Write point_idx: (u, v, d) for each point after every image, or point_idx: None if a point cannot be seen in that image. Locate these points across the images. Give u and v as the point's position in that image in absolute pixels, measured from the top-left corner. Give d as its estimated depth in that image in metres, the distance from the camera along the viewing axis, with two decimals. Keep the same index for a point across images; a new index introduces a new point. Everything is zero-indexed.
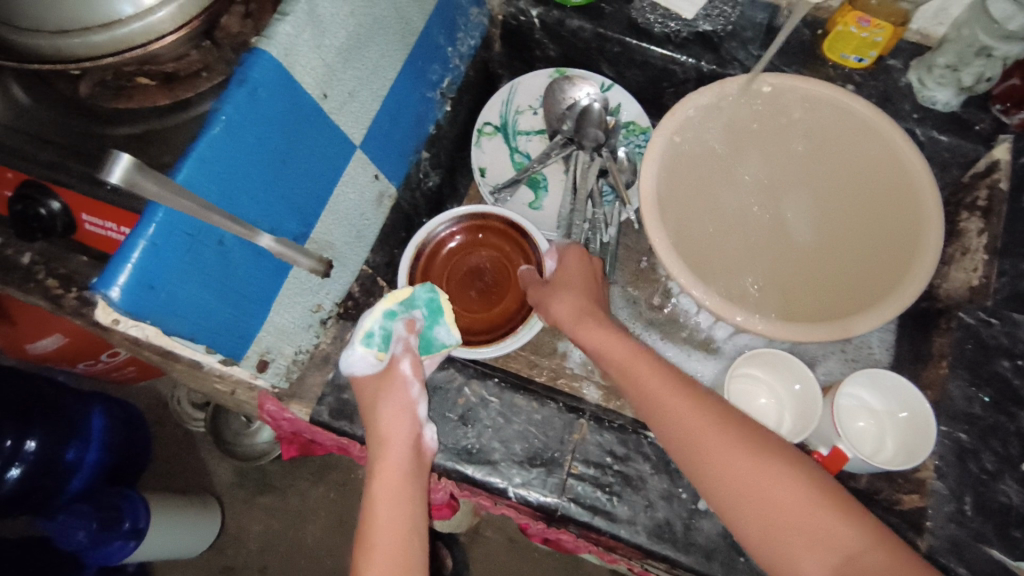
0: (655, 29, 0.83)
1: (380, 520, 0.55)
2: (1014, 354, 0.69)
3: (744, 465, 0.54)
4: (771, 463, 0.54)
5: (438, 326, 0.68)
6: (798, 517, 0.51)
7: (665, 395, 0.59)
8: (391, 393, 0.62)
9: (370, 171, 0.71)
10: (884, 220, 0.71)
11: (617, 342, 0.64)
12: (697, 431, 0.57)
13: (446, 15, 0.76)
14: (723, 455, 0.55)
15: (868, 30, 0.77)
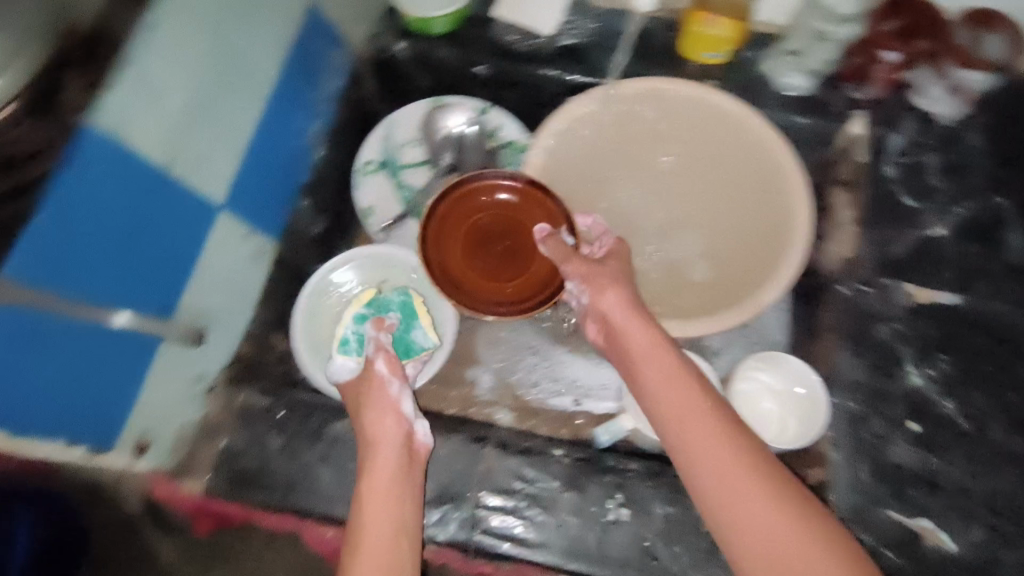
0: (520, 49, 0.85)
1: (369, 529, 0.52)
2: (890, 318, 0.73)
3: (703, 428, 0.53)
4: (727, 430, 0.53)
5: (412, 329, 0.72)
6: (776, 536, 0.46)
7: (671, 390, 0.56)
8: (377, 397, 0.62)
9: (240, 231, 0.70)
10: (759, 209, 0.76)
11: (647, 330, 0.60)
12: (675, 395, 0.56)
13: (303, 60, 0.75)
14: (690, 416, 0.54)
15: (717, 27, 0.79)
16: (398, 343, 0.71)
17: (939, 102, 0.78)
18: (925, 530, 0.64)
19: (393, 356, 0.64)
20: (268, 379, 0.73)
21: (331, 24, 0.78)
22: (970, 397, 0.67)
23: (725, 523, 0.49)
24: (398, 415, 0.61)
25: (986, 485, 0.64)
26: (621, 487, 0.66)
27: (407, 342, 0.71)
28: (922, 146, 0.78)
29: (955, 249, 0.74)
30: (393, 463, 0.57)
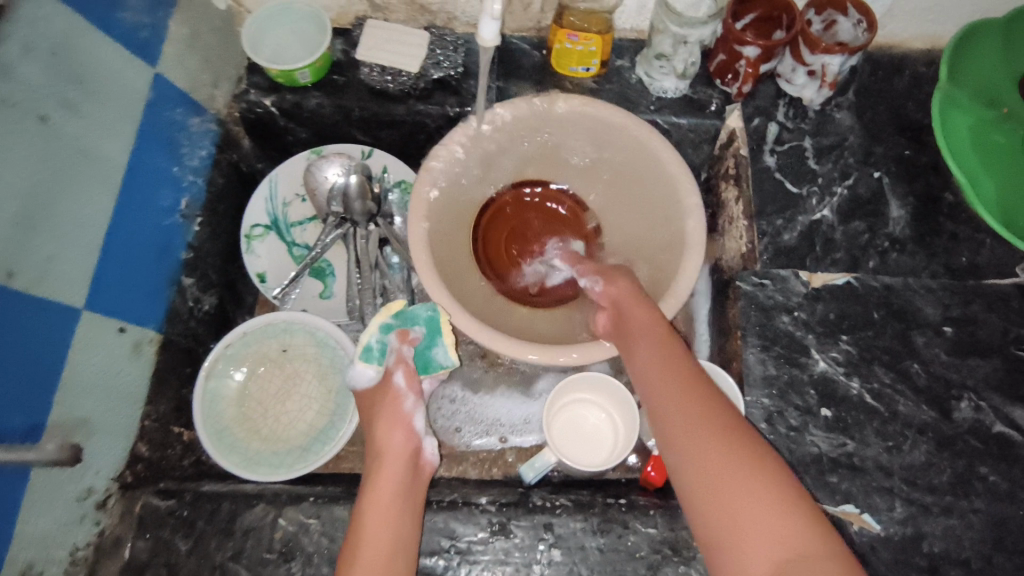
0: (390, 88, 0.83)
1: (369, 532, 0.57)
2: (791, 308, 0.72)
3: (675, 394, 0.58)
4: (697, 390, 0.58)
5: (435, 346, 0.70)
6: (744, 502, 0.50)
7: (653, 368, 0.61)
8: (391, 412, 0.67)
9: (111, 327, 0.65)
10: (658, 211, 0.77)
11: (642, 310, 0.66)
12: (650, 362, 0.62)
13: (159, 135, 0.71)
14: (662, 380, 0.60)
15: (581, 43, 0.80)
16: (420, 359, 0.70)
17: (806, 87, 0.80)
18: (847, 515, 0.64)
19: (410, 370, 0.69)
20: (172, 476, 0.70)
21: (185, 91, 0.74)
22: (873, 373, 0.69)
23: (700, 492, 0.52)
24: (406, 429, 0.66)
25: (900, 460, 0.66)
26: (550, 526, 0.65)
27: (426, 357, 0.71)
28: (797, 131, 0.81)
29: (841, 230, 0.76)
30: (398, 472, 0.62)
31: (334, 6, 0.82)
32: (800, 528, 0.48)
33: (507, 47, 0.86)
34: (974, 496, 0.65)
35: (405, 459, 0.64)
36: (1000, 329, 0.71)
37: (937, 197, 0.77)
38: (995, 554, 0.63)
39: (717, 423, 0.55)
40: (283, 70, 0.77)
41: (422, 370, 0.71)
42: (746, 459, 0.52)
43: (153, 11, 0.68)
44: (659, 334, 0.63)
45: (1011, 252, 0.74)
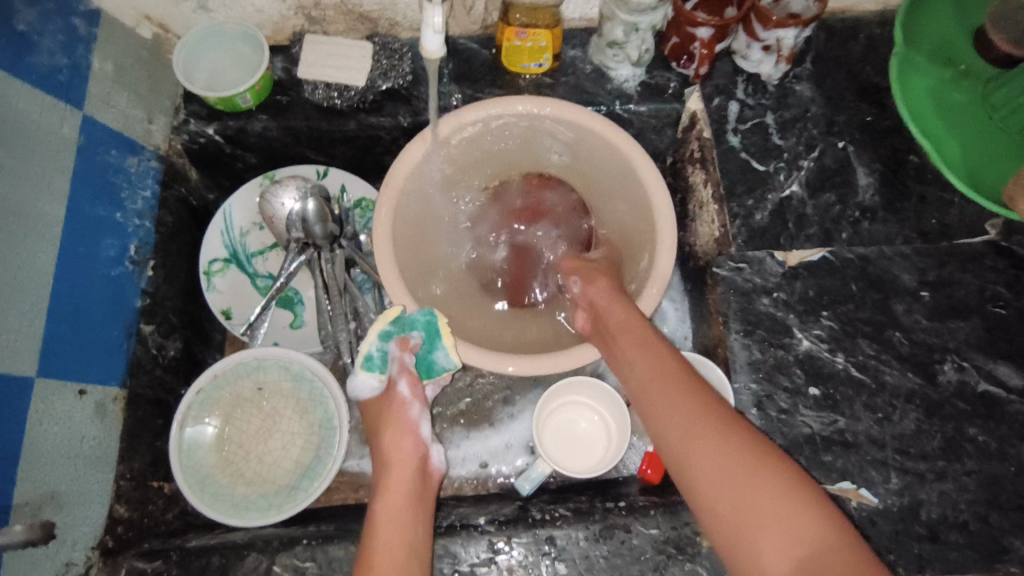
0: (338, 104, 0.79)
1: (384, 542, 0.57)
2: (770, 290, 0.72)
3: (670, 397, 0.57)
4: (693, 391, 0.57)
5: (437, 350, 0.67)
6: (764, 504, 0.50)
7: (642, 366, 0.60)
8: (398, 419, 0.67)
9: (70, 390, 0.62)
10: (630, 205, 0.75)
11: (620, 307, 0.65)
12: (638, 363, 0.61)
13: (93, 184, 0.68)
14: (654, 383, 0.59)
15: (530, 39, 0.78)
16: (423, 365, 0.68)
17: (762, 62, 0.78)
18: (845, 492, 0.64)
19: (415, 378, 0.69)
20: (156, 533, 0.67)
21: (118, 132, 0.71)
22: (857, 347, 0.69)
23: (716, 496, 0.52)
24: (414, 437, 0.66)
25: (891, 431, 0.66)
26: (551, 539, 0.63)
27: (428, 361, 0.68)
28: (758, 108, 0.79)
29: (811, 204, 0.75)
30: (409, 481, 0.63)
31: (269, 23, 0.78)
32: (819, 525, 0.48)
33: (455, 48, 0.83)
34: (966, 459, 0.65)
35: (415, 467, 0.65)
36: (976, 288, 0.71)
37: (903, 161, 0.76)
38: (991, 514, 0.64)
39: (720, 425, 0.55)
40: (222, 96, 0.73)
41: (426, 374, 0.68)
42: (755, 457, 0.52)
43: (72, 51, 0.65)
44: (643, 335, 0.62)
45: (981, 209, 0.74)
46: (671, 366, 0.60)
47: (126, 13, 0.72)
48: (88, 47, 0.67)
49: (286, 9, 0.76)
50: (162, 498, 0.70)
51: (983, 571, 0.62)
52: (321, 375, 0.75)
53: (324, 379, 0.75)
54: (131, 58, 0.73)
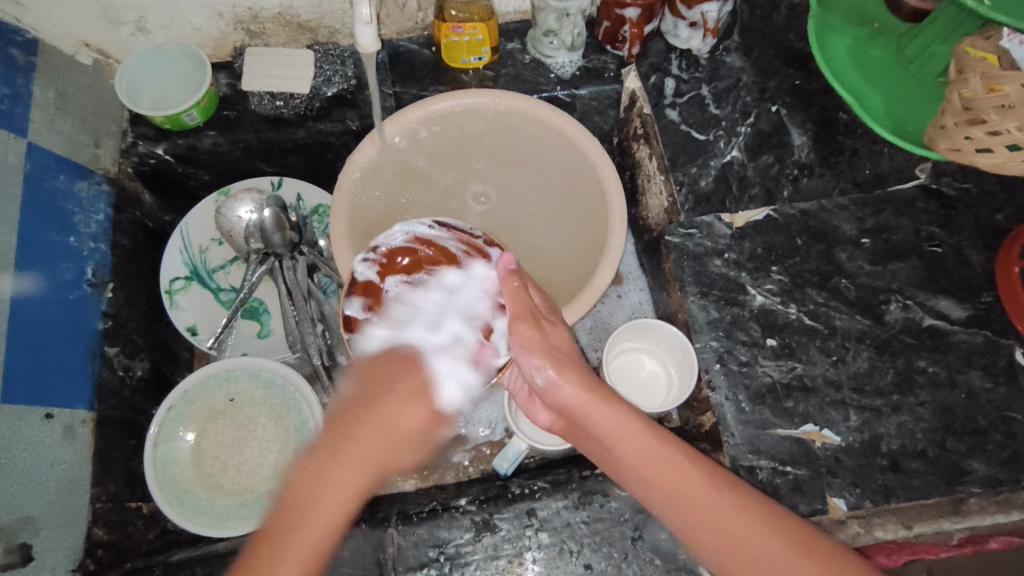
0: (285, 113, 0.81)
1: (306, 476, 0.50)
2: (721, 251, 0.74)
3: (720, 516, 0.52)
4: (717, 493, 0.53)
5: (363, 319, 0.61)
6: None
7: (645, 463, 0.55)
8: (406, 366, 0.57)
9: (36, 415, 0.62)
10: (577, 185, 0.77)
11: (618, 409, 0.56)
12: (666, 484, 0.54)
13: (42, 210, 0.68)
14: (693, 502, 0.53)
15: (467, 34, 0.79)
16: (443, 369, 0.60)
17: (691, 39, 0.82)
18: (809, 434, 0.67)
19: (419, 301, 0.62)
20: (138, 552, 0.67)
21: (65, 157, 0.71)
22: (807, 297, 0.72)
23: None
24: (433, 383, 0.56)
25: (846, 371, 0.69)
26: (532, 511, 0.64)
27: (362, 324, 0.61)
28: (692, 82, 0.83)
29: (751, 166, 0.78)
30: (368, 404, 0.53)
31: (209, 41, 0.79)
32: None
33: (396, 51, 0.85)
34: (919, 390, 0.68)
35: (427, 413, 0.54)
36: (912, 230, 0.74)
37: (833, 118, 0.80)
38: (947, 439, 0.67)
39: (775, 530, 0.51)
40: (167, 115, 0.74)
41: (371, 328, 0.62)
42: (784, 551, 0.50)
43: (12, 81, 0.66)
44: (656, 442, 0.56)
45: (910, 156, 0.77)
46: (703, 478, 0.54)
47: (63, 41, 0.72)
48: (28, 76, 0.68)
49: (225, 25, 0.77)
50: (142, 518, 0.70)
51: (945, 494, 0.65)
52: (290, 378, 0.76)
53: (294, 383, 0.76)
54: (72, 84, 0.73)
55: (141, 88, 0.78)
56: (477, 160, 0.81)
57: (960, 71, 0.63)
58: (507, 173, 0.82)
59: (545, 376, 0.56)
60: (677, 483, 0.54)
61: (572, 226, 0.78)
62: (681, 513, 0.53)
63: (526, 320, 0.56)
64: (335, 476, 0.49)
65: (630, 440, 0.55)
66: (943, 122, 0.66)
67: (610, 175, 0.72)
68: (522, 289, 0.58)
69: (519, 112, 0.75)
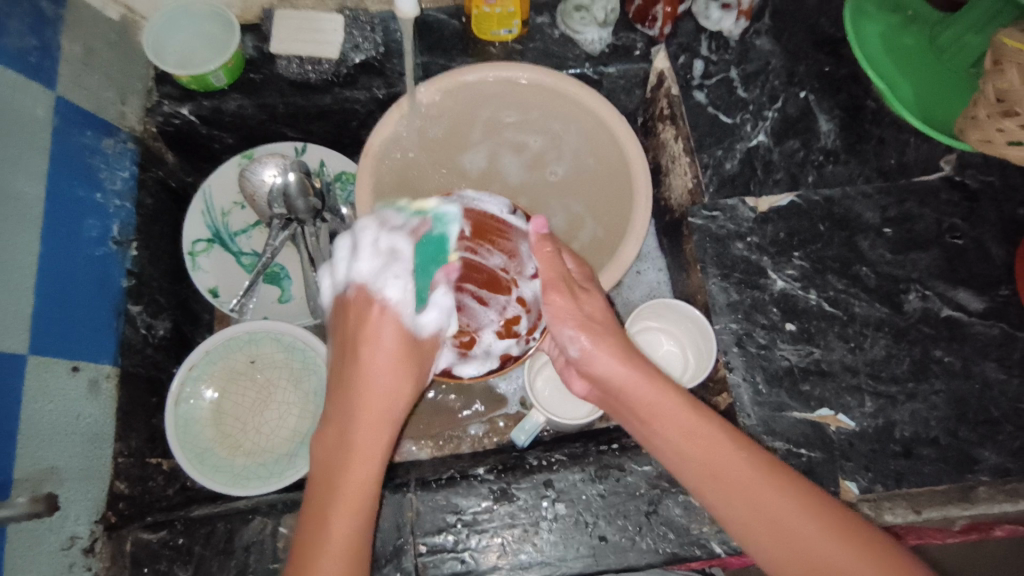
0: (312, 78, 0.80)
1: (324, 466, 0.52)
2: (743, 234, 0.74)
3: (755, 491, 0.52)
4: (750, 469, 0.53)
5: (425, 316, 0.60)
6: (815, 557, 0.49)
7: (682, 438, 0.56)
8: (367, 319, 0.57)
9: (63, 368, 0.63)
10: (599, 161, 0.77)
11: (659, 385, 0.57)
12: (701, 457, 0.55)
13: (69, 165, 0.68)
14: (730, 476, 0.53)
15: (499, 6, 0.78)
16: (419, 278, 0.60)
17: (723, 20, 0.81)
18: (823, 418, 0.68)
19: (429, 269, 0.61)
20: (158, 507, 0.68)
21: (92, 113, 0.71)
22: (827, 283, 0.73)
23: (772, 546, 0.51)
24: (398, 315, 0.57)
25: (863, 358, 0.70)
26: (550, 482, 0.65)
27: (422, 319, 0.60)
28: (721, 63, 0.82)
29: (777, 151, 0.78)
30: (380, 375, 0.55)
31: (236, 1, 0.78)
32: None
33: (423, 21, 0.84)
34: (933, 379, 0.69)
35: (398, 354, 0.56)
36: (934, 221, 0.75)
37: (861, 106, 0.79)
38: (959, 428, 0.68)
39: (813, 514, 0.51)
40: (194, 75, 0.73)
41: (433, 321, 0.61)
42: (810, 525, 0.50)
43: (41, 32, 0.65)
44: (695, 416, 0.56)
45: (935, 147, 0.77)
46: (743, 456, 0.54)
47: None
48: (56, 29, 0.67)
49: None
50: (162, 474, 0.71)
51: (955, 482, 0.66)
52: (311, 343, 0.77)
53: (316, 348, 0.77)
54: (99, 39, 0.73)
55: (168, 45, 0.77)
56: (496, 131, 0.80)
57: (995, 62, 0.63)
58: (536, 142, 0.81)
59: (579, 345, 0.59)
60: (714, 457, 0.54)
61: (594, 199, 0.79)
62: (715, 485, 0.54)
63: (559, 290, 0.59)
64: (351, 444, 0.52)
65: (668, 411, 0.56)
66: (976, 113, 0.66)
67: (636, 154, 0.72)
68: (557, 257, 0.60)
69: (544, 86, 0.74)
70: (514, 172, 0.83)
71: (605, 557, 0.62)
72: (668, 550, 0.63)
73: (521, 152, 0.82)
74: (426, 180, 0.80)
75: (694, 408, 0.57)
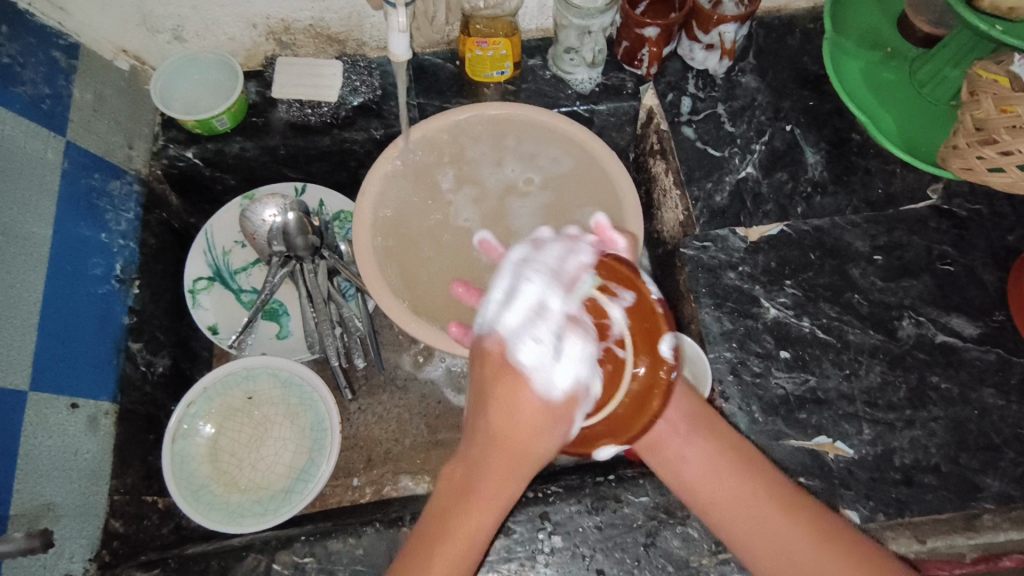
0: (311, 120, 0.83)
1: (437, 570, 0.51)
2: (735, 264, 0.75)
3: (785, 554, 0.54)
4: (767, 497, 0.56)
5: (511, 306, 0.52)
6: None
7: (699, 474, 0.58)
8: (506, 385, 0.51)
9: (62, 404, 0.64)
10: (584, 178, 0.78)
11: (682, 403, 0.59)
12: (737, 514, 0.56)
13: (77, 206, 0.70)
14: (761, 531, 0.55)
15: (491, 48, 0.82)
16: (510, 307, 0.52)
17: (707, 60, 0.84)
18: (821, 446, 0.67)
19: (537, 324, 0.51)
20: (152, 546, 0.67)
21: (100, 157, 0.74)
22: (820, 311, 0.73)
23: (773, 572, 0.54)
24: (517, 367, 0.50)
25: (859, 385, 0.70)
26: (546, 515, 0.64)
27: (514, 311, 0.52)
28: (708, 100, 0.85)
29: (766, 183, 0.80)
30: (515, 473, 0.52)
31: (241, 50, 0.82)
32: None
33: (420, 66, 0.88)
34: (932, 405, 0.69)
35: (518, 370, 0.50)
36: (925, 247, 0.76)
37: (846, 139, 0.81)
38: (960, 455, 0.67)
39: (819, 543, 0.54)
40: (199, 119, 0.76)
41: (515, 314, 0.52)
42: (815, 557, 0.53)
43: (53, 81, 0.69)
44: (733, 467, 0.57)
45: (921, 176, 0.79)
46: (785, 517, 0.55)
47: (103, 47, 0.75)
48: (68, 78, 0.71)
49: (257, 36, 0.80)
50: (157, 512, 0.71)
51: (958, 509, 0.65)
52: (305, 376, 0.77)
53: (312, 381, 0.77)
54: (109, 87, 0.76)
55: (176, 92, 0.81)
56: (472, 160, 0.80)
57: (971, 92, 0.65)
58: (515, 159, 0.80)
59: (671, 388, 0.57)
60: (723, 491, 0.57)
61: (576, 206, 0.78)
62: (745, 537, 0.55)
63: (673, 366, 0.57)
64: (474, 495, 0.52)
65: (688, 441, 0.58)
66: (956, 142, 0.68)
67: (619, 173, 0.75)
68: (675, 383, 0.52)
69: (516, 117, 0.78)
70: (498, 188, 0.81)
71: None
72: None
73: (501, 166, 0.81)
74: (414, 210, 0.78)
75: (717, 435, 0.59)
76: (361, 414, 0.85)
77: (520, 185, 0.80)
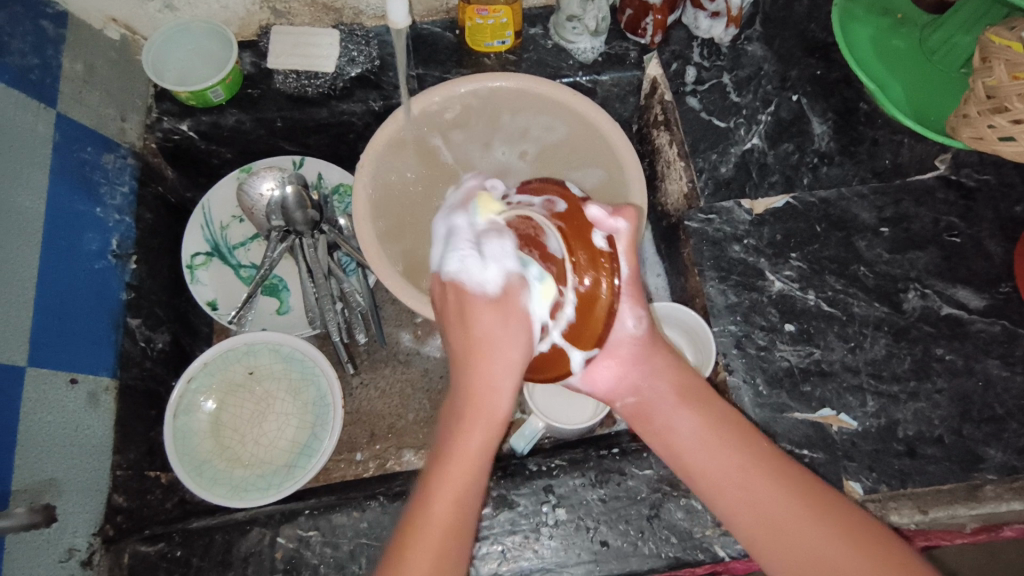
0: (308, 92, 0.81)
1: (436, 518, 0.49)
2: (740, 237, 0.74)
3: (771, 514, 0.53)
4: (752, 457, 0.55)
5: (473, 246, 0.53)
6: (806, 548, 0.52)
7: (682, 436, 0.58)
8: (494, 338, 0.52)
9: (61, 380, 0.63)
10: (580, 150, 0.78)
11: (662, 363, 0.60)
12: (713, 468, 0.56)
13: (70, 180, 0.69)
14: (736, 488, 0.55)
15: (491, 16, 0.80)
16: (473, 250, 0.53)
17: (713, 28, 0.82)
18: (824, 418, 0.67)
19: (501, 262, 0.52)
20: (157, 520, 0.67)
21: (92, 130, 0.72)
22: (826, 283, 0.72)
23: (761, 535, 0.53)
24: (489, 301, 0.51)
25: (864, 357, 0.70)
26: (550, 488, 0.64)
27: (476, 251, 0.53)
28: (714, 70, 0.83)
29: (772, 154, 0.78)
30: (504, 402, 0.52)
31: (235, 19, 0.80)
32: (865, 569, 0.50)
33: (418, 35, 0.86)
34: (936, 377, 0.69)
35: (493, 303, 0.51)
36: (933, 218, 0.75)
37: (853, 108, 0.80)
38: (963, 426, 0.67)
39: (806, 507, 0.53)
40: (192, 91, 0.75)
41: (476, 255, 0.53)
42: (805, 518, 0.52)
43: (42, 51, 0.67)
44: (716, 428, 0.57)
45: (930, 146, 0.78)
46: (771, 480, 0.54)
47: (91, 16, 0.73)
48: (57, 47, 0.68)
49: (251, 4, 0.78)
50: (161, 487, 0.71)
51: (961, 480, 0.65)
52: (306, 351, 0.77)
53: (313, 356, 0.77)
54: (100, 58, 0.74)
55: (168, 63, 0.79)
56: (464, 140, 0.80)
57: (984, 59, 0.63)
58: (506, 136, 0.81)
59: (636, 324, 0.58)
60: (704, 449, 0.57)
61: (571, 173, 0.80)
62: (712, 478, 0.56)
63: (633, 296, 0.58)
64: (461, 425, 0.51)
65: (667, 400, 0.59)
66: (967, 111, 0.66)
67: (622, 144, 0.72)
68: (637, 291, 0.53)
69: (514, 89, 0.75)
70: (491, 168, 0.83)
71: (607, 562, 0.62)
72: (671, 554, 0.62)
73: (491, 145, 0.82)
74: (413, 190, 0.78)
75: (700, 399, 0.59)
76: (363, 390, 0.85)
77: (512, 166, 0.83)
